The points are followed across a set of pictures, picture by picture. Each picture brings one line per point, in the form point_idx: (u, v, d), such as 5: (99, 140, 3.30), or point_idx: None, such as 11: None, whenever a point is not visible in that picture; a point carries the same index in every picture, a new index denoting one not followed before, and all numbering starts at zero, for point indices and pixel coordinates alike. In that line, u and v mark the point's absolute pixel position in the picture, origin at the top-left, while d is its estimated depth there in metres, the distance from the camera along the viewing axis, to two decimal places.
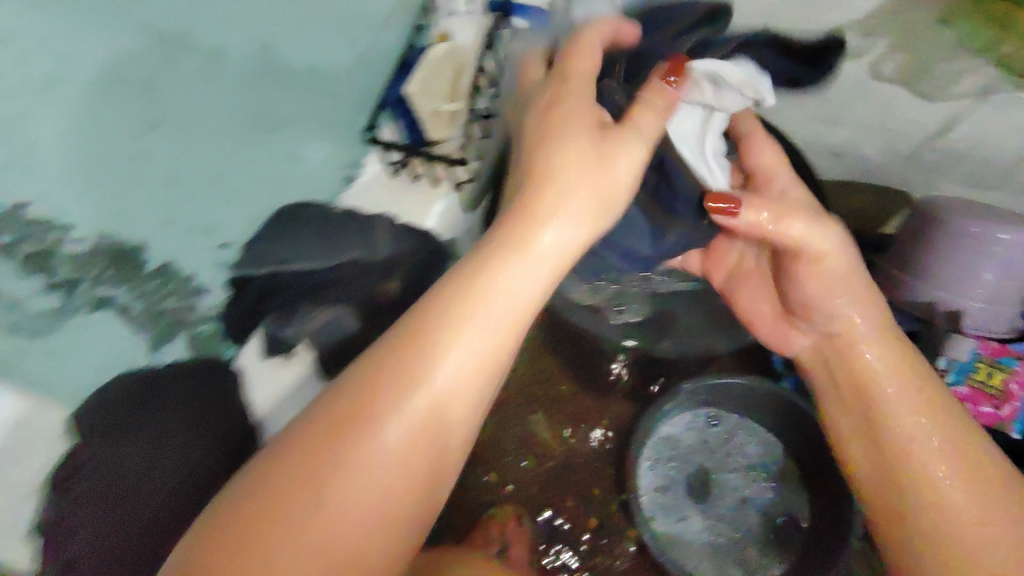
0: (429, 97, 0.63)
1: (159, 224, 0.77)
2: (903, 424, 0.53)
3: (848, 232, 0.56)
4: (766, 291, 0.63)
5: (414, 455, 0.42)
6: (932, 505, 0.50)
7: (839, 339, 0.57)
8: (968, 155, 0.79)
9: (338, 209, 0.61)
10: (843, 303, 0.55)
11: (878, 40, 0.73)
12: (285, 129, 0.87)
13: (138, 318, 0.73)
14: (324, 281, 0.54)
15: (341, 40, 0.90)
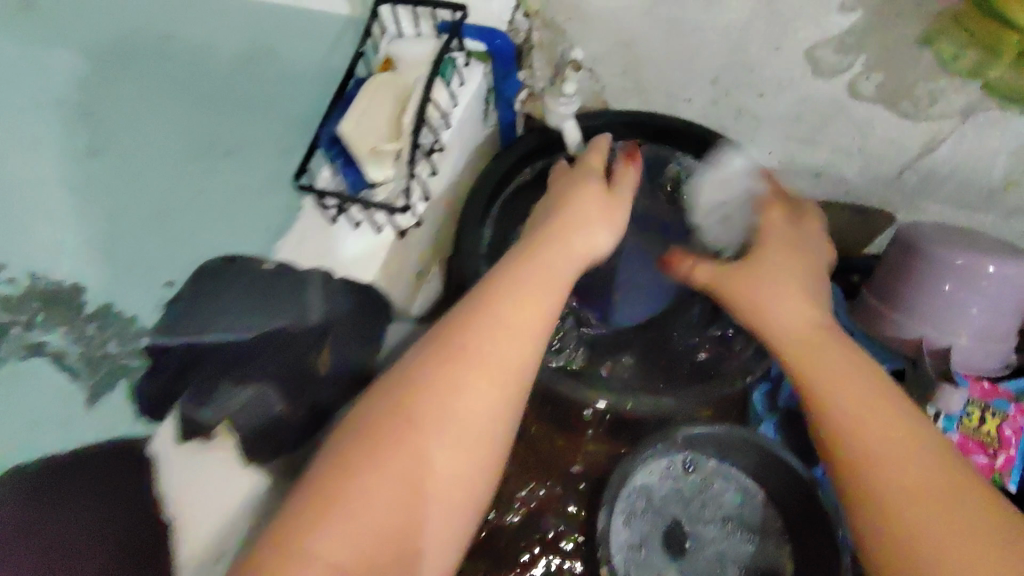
0: (365, 137, 0.55)
1: (102, 269, 0.88)
2: (847, 394, 0.47)
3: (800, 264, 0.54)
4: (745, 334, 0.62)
5: (475, 428, 0.44)
6: (908, 484, 0.42)
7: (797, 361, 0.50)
8: (951, 180, 0.75)
9: (268, 263, 0.54)
10: (794, 328, 0.51)
11: (856, 59, 0.65)
12: (236, 150, 0.90)
13: (74, 364, 0.81)
14: (245, 355, 0.47)
15: (302, 54, 0.90)
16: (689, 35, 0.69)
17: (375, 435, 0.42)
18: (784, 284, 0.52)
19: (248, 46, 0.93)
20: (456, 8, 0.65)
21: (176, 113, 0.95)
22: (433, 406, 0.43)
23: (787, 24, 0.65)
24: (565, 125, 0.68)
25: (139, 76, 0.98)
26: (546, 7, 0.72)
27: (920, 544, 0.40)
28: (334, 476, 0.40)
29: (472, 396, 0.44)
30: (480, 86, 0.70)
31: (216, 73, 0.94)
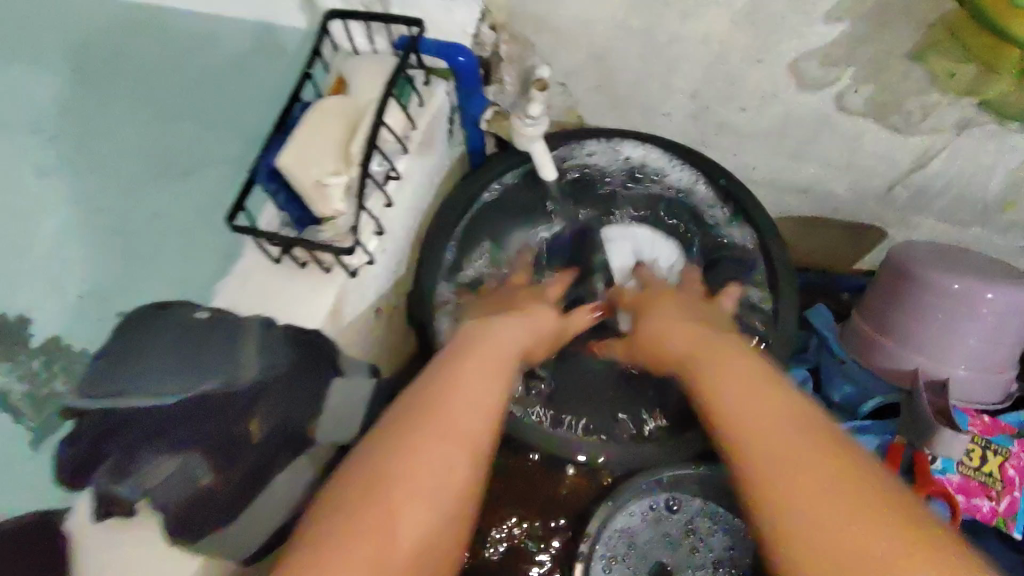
0: (309, 168, 0.50)
1: (31, 294, 0.76)
2: (737, 400, 0.44)
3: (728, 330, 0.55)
4: None
5: (442, 483, 0.42)
6: (801, 481, 0.37)
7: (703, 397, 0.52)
8: (944, 194, 0.70)
9: (201, 311, 0.49)
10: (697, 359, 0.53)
11: (844, 71, 0.59)
12: (197, 170, 0.76)
13: (15, 403, 0.68)
14: (169, 422, 0.43)
15: (225, 62, 0.78)
16: (666, 47, 0.62)
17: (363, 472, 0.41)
18: (667, 319, 0.58)
19: (163, 51, 0.80)
20: (412, 23, 0.59)
21: (105, 120, 0.81)
22: (414, 463, 0.42)
23: (769, 35, 0.58)
24: (533, 147, 0.64)
25: (39, 84, 0.84)
26: (512, 19, 0.65)
27: (801, 539, 0.35)
28: (309, 548, 0.37)
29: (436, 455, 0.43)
30: (442, 105, 0.65)
31: (127, 79, 0.81)
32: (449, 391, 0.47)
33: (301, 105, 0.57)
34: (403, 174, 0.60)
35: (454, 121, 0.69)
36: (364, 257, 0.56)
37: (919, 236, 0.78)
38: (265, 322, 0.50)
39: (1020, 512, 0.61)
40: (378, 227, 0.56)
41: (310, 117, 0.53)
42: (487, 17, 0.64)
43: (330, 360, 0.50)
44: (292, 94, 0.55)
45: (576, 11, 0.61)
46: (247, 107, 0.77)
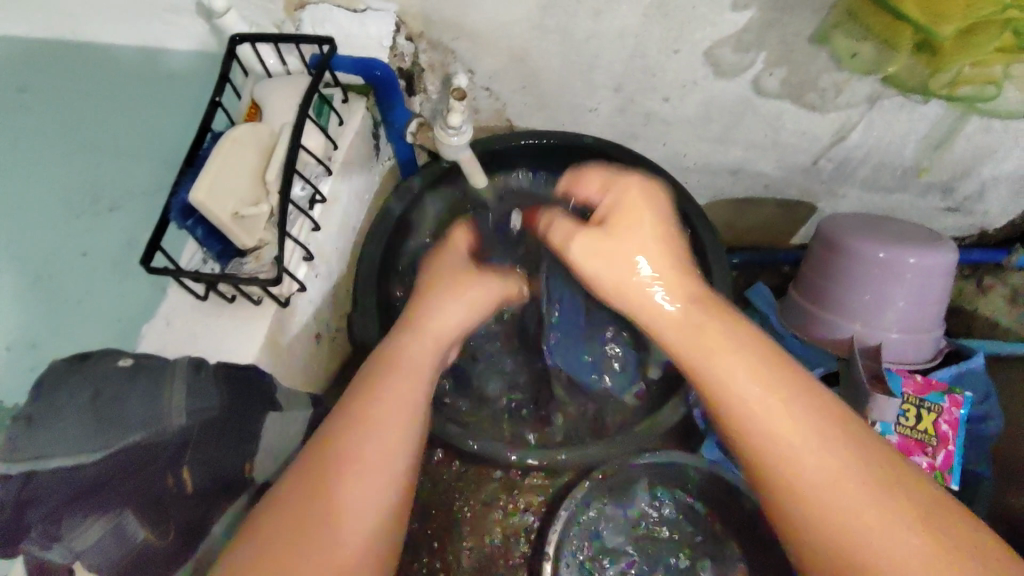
0: (224, 200, 0.49)
1: None
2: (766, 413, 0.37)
3: (631, 208, 0.46)
4: (651, 237, 0.45)
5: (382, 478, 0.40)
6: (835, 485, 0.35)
7: (705, 328, 0.41)
8: (863, 166, 0.72)
9: (124, 358, 0.45)
10: (627, 238, 0.45)
11: (758, 55, 0.61)
12: (124, 203, 0.71)
13: None
14: (96, 483, 0.41)
15: (129, 89, 0.73)
16: (584, 43, 0.62)
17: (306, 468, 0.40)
18: (623, 238, 0.45)
19: (47, 77, 0.73)
20: (323, 42, 0.59)
21: None
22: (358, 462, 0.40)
23: (682, 26, 0.58)
24: (460, 155, 0.64)
25: None
26: (429, 28, 0.63)
27: None
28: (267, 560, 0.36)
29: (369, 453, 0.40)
30: (363, 122, 0.65)
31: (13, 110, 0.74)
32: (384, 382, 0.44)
33: (212, 135, 0.55)
34: (332, 198, 0.61)
35: (380, 136, 0.69)
36: (293, 284, 0.56)
37: (846, 206, 0.80)
38: (195, 362, 0.48)
39: (955, 466, 0.64)
40: (305, 252, 0.57)
41: (221, 144, 0.50)
42: (402, 28, 0.63)
43: (272, 398, 0.51)
44: (203, 126, 0.54)
45: (492, 15, 0.60)
46: (165, 134, 0.73)
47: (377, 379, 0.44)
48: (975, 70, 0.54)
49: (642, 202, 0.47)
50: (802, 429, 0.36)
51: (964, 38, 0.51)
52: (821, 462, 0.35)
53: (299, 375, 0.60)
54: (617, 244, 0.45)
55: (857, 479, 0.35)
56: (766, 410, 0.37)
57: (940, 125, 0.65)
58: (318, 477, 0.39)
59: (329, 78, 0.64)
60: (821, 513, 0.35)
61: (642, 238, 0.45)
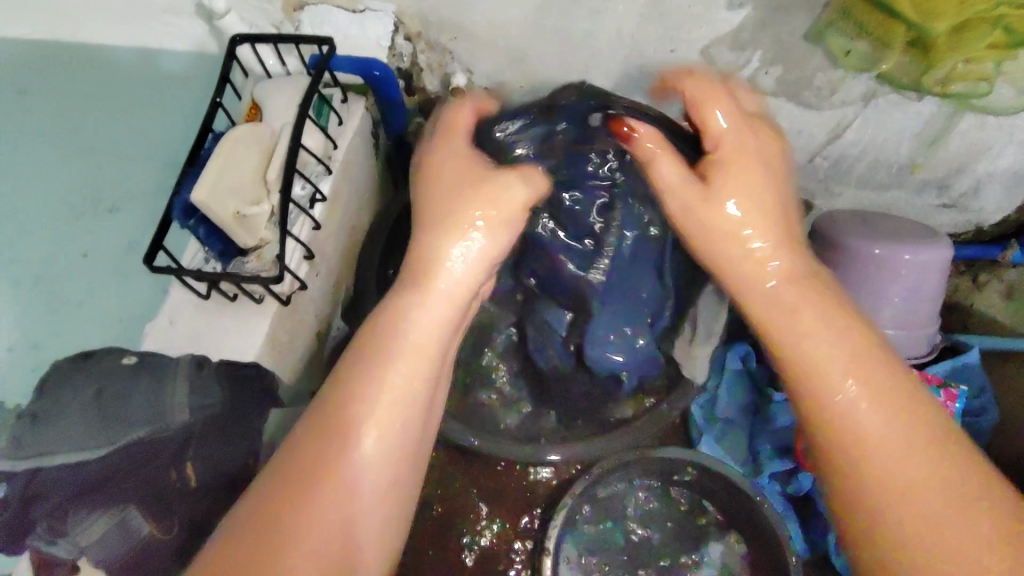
0: (226, 199, 0.49)
1: None
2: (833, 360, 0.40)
3: (745, 155, 0.47)
4: (751, 177, 0.46)
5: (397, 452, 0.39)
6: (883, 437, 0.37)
7: (789, 271, 0.44)
8: (858, 163, 0.73)
9: (127, 355, 0.46)
10: (730, 184, 0.46)
11: (753, 54, 0.61)
12: (125, 206, 0.71)
13: None
14: (100, 478, 0.41)
15: (128, 90, 0.73)
16: (581, 43, 0.62)
17: (313, 436, 0.38)
18: (730, 180, 0.46)
19: (47, 80, 0.73)
20: (322, 43, 0.59)
21: None
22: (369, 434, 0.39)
23: (678, 25, 0.59)
24: None
25: None
26: (427, 28, 0.64)
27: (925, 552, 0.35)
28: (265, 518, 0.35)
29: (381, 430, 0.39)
30: (363, 121, 0.65)
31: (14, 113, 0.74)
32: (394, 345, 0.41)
33: (214, 135, 0.56)
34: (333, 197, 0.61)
35: (379, 136, 0.70)
36: (294, 283, 0.56)
37: (842, 203, 0.80)
38: (197, 360, 0.48)
39: None
40: (306, 252, 0.57)
41: (223, 143, 0.50)
42: (401, 28, 0.64)
43: (272, 394, 0.51)
44: (205, 126, 0.54)
45: (490, 15, 0.61)
46: (165, 136, 0.73)
47: (369, 361, 0.40)
48: (968, 67, 0.55)
49: (755, 152, 0.47)
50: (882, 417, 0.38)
51: (957, 34, 0.51)
52: (889, 429, 0.38)
53: (300, 374, 0.61)
54: (732, 178, 0.46)
55: (920, 456, 0.37)
56: (833, 361, 0.40)
57: (933, 122, 0.66)
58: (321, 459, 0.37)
59: (328, 78, 0.65)
60: (877, 479, 0.37)
61: (745, 187, 0.46)
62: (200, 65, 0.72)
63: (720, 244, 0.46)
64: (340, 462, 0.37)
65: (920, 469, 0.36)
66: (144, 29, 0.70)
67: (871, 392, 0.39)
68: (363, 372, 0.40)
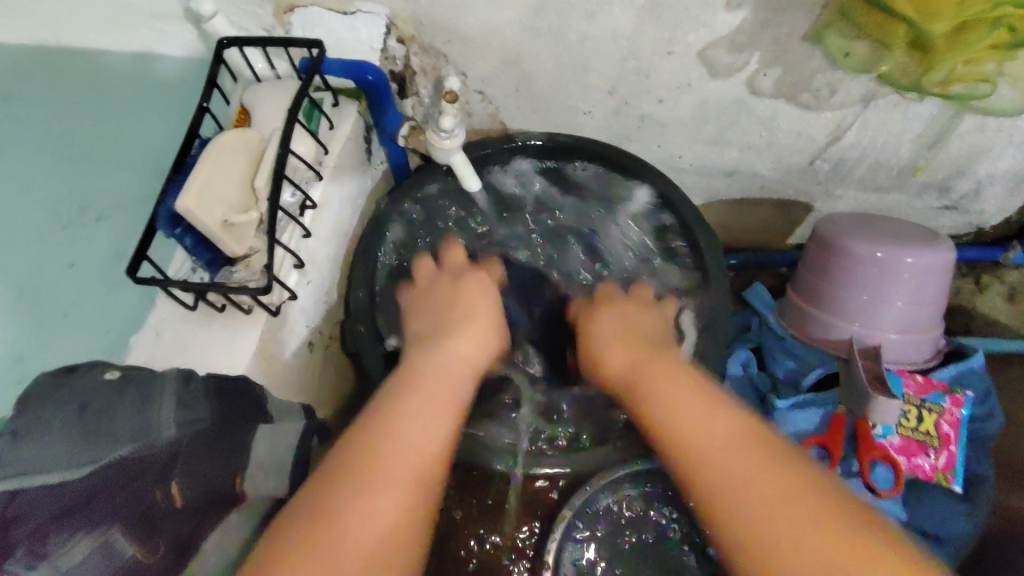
0: (213, 207, 0.48)
1: None
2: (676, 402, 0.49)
3: (621, 313, 0.64)
4: (619, 324, 0.62)
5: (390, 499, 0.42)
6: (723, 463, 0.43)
7: (658, 375, 0.52)
8: (859, 166, 0.72)
9: (111, 370, 0.44)
10: (620, 350, 0.59)
11: (752, 56, 0.60)
12: (115, 214, 0.69)
13: None
14: (82, 498, 0.39)
15: (117, 96, 0.72)
16: (577, 45, 0.61)
17: (331, 476, 0.43)
18: (600, 320, 0.64)
19: None
20: (312, 46, 0.58)
21: None
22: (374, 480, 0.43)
23: (675, 25, 0.58)
24: (452, 158, 0.64)
25: None
26: (420, 31, 0.62)
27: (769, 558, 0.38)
28: (288, 552, 0.39)
29: (387, 473, 0.44)
30: (355, 126, 0.64)
31: None
32: (413, 399, 0.50)
33: (200, 141, 0.54)
34: (325, 205, 0.60)
35: (372, 140, 0.68)
36: (284, 293, 0.55)
37: (843, 206, 0.79)
38: (184, 373, 0.47)
39: (957, 467, 0.63)
40: (296, 260, 0.56)
41: (209, 151, 0.49)
42: (393, 31, 0.63)
43: (261, 408, 0.50)
44: (191, 132, 0.53)
45: (484, 18, 0.59)
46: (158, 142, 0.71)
47: (394, 404, 0.49)
48: (968, 67, 0.54)
49: (614, 318, 0.64)
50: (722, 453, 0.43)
51: (957, 36, 0.50)
52: (728, 463, 0.42)
53: (292, 385, 0.59)
54: (602, 331, 0.63)
55: (766, 469, 0.41)
56: (678, 406, 0.48)
57: (935, 123, 0.65)
58: (336, 485, 0.43)
59: (318, 82, 0.63)
60: (724, 497, 0.41)
61: (614, 325, 0.63)
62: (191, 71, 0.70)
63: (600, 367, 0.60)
64: (344, 510, 0.41)
65: (764, 478, 0.41)
66: (132, 33, 0.70)
67: (712, 431, 0.45)
68: (387, 426, 0.47)
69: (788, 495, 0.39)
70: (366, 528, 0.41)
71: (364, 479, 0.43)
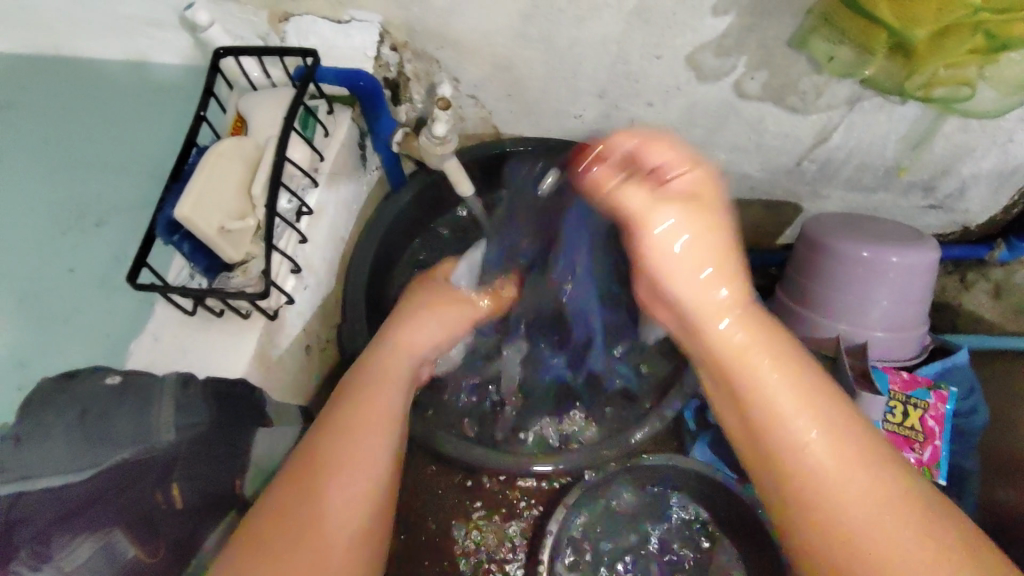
0: (210, 214, 0.49)
1: None
2: (746, 355, 0.37)
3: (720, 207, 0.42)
4: (695, 211, 0.41)
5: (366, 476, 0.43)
6: (820, 449, 0.35)
7: (696, 294, 0.40)
8: (845, 166, 0.73)
9: (112, 375, 0.45)
10: (680, 242, 0.40)
11: (738, 60, 0.61)
12: (111, 218, 0.69)
13: None
14: (86, 500, 0.40)
15: (111, 103, 0.73)
16: (567, 51, 0.62)
17: (313, 455, 0.43)
18: (698, 220, 0.40)
19: (30, 94, 0.72)
20: (306, 55, 0.59)
21: None
22: (358, 462, 0.43)
23: (663, 31, 0.59)
24: (446, 163, 0.65)
25: None
26: (413, 37, 0.63)
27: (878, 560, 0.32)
28: (286, 532, 0.39)
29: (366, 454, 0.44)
30: (349, 132, 0.65)
31: None
32: (376, 380, 0.49)
33: (197, 150, 0.55)
34: (322, 212, 0.61)
35: (366, 146, 0.70)
36: (281, 297, 0.56)
37: (830, 206, 0.81)
38: (184, 377, 0.48)
39: (942, 460, 0.65)
40: (293, 265, 0.57)
41: (205, 159, 0.50)
42: (386, 39, 0.64)
43: (258, 409, 0.51)
44: (188, 140, 0.54)
45: (477, 25, 0.61)
46: (153, 147, 0.72)
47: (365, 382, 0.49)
48: (949, 71, 0.55)
49: (711, 196, 0.41)
50: (811, 412, 0.36)
51: (938, 39, 0.51)
52: (825, 454, 0.35)
53: (291, 389, 0.60)
54: (706, 206, 0.41)
55: (863, 467, 0.35)
56: (742, 357, 0.37)
57: (919, 124, 0.66)
58: (321, 476, 0.42)
59: (313, 90, 0.64)
60: (820, 487, 0.34)
61: (698, 220, 0.40)
62: (186, 77, 0.71)
63: (657, 268, 0.41)
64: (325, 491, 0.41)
65: (848, 466, 0.34)
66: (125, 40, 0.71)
67: (793, 399, 0.36)
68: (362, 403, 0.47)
69: (887, 501, 0.34)
70: (336, 511, 0.41)
71: (351, 456, 0.43)
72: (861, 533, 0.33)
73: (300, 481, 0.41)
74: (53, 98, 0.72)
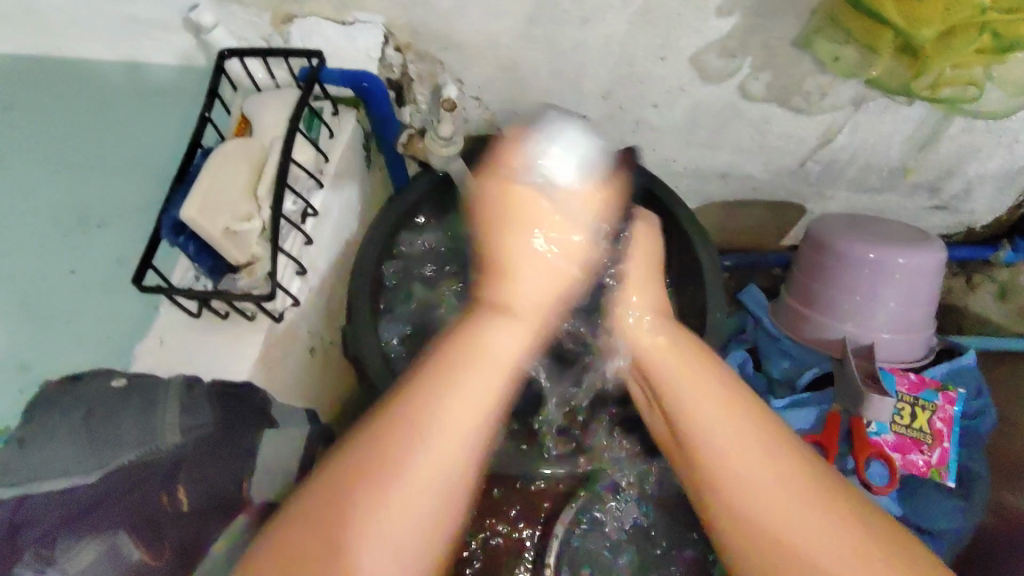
0: (215, 215, 0.48)
1: None
2: (676, 369, 0.44)
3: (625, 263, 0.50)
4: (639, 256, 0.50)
5: (425, 503, 0.37)
6: (737, 442, 0.40)
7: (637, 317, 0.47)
8: (849, 167, 0.73)
9: (117, 378, 0.45)
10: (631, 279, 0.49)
11: (743, 60, 0.61)
12: (111, 220, 0.69)
13: None
14: (92, 503, 0.40)
15: (111, 105, 0.72)
16: (571, 52, 0.62)
17: (346, 471, 0.37)
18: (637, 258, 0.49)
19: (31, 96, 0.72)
20: (312, 55, 0.59)
21: None
22: (416, 490, 0.37)
23: (668, 32, 0.59)
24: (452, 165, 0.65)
25: None
26: (416, 39, 0.63)
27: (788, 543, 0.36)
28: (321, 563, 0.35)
29: (426, 468, 0.37)
30: (354, 133, 0.65)
31: None
32: (451, 387, 0.40)
33: (202, 152, 0.55)
34: (327, 214, 0.61)
35: (371, 148, 0.69)
36: (287, 299, 0.56)
37: (835, 207, 0.81)
38: (188, 380, 0.47)
39: (951, 462, 0.64)
40: (298, 267, 0.57)
41: (210, 162, 0.50)
42: (390, 40, 0.63)
43: (264, 414, 0.49)
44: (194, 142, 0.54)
45: (481, 26, 0.60)
46: (155, 149, 0.72)
47: (438, 375, 0.40)
48: (956, 72, 0.55)
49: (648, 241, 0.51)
50: (728, 412, 0.41)
51: (944, 40, 0.51)
52: (743, 444, 0.39)
53: (293, 391, 0.59)
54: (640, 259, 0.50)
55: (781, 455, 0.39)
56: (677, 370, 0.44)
57: (924, 125, 0.66)
58: (370, 485, 0.36)
59: (317, 92, 0.64)
60: (738, 480, 0.39)
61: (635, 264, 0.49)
62: (187, 79, 0.71)
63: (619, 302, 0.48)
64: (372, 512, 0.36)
65: (755, 453, 0.39)
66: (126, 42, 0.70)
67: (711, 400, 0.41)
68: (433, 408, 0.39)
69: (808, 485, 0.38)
70: (386, 551, 0.36)
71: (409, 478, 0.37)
72: (785, 521, 0.37)
73: (345, 497, 0.36)
74: (53, 100, 0.72)
